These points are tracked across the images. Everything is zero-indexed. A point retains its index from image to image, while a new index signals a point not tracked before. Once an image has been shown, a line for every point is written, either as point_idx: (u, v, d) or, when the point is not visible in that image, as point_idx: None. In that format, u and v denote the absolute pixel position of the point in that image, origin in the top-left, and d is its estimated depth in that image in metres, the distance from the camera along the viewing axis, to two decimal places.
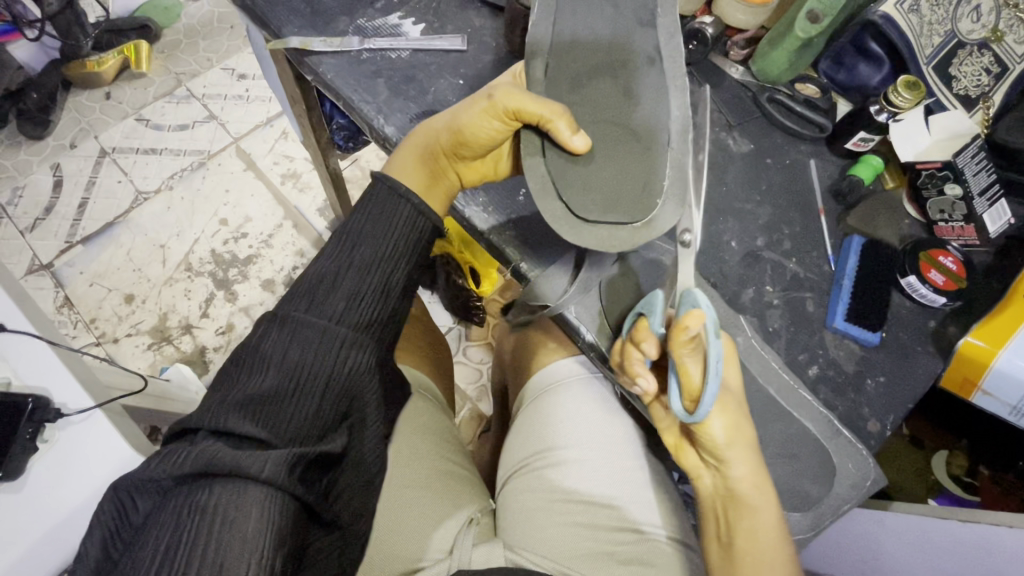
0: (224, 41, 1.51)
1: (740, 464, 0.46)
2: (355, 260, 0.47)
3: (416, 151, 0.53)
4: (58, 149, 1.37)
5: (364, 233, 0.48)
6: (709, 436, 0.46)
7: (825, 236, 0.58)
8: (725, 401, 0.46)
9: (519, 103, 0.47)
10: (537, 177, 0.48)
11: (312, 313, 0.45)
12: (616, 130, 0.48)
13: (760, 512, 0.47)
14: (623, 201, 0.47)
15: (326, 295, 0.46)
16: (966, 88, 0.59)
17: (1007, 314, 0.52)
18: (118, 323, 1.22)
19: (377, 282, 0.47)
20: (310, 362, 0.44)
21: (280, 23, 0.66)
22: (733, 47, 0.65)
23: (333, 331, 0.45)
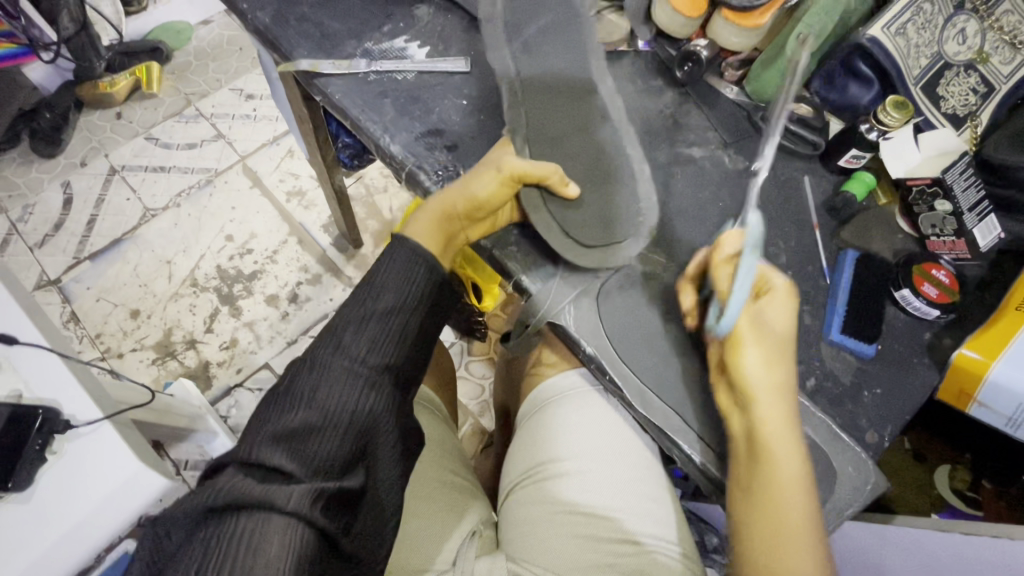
0: (234, 63, 1.55)
1: (772, 403, 0.46)
2: (378, 305, 0.49)
3: (432, 220, 0.54)
4: (69, 167, 1.40)
5: (386, 277, 0.50)
6: (743, 365, 0.47)
7: (819, 251, 0.60)
8: (763, 338, 0.48)
9: (525, 170, 0.52)
10: (545, 224, 0.54)
11: (338, 355, 0.47)
12: (593, 173, 0.56)
13: (783, 459, 0.45)
14: (612, 229, 0.55)
15: (351, 337, 0.48)
16: (954, 107, 0.61)
17: (1002, 326, 0.54)
18: (123, 338, 1.23)
19: (396, 325, 0.49)
20: (336, 402, 0.46)
21: (290, 46, 0.68)
22: (728, 67, 0.67)
23: (359, 374, 0.47)
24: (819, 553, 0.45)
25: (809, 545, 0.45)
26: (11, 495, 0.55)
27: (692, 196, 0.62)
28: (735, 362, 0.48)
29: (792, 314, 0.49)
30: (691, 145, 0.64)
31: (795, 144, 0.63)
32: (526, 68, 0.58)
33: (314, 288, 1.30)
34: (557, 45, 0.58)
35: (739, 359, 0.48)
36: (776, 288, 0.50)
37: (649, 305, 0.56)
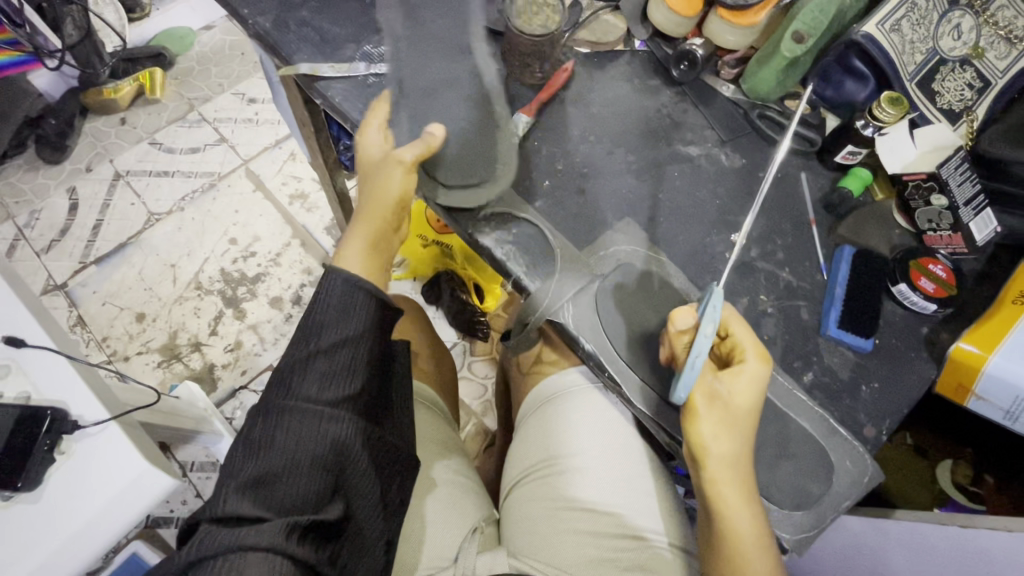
0: (236, 67, 1.57)
1: (727, 470, 0.48)
2: (322, 345, 0.50)
3: (360, 244, 0.59)
4: (74, 173, 1.42)
5: (327, 319, 0.51)
6: (698, 433, 0.49)
7: (817, 247, 0.60)
8: (716, 408, 0.49)
9: (414, 152, 0.58)
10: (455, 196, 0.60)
11: (291, 399, 0.49)
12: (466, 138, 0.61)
13: (733, 516, 0.48)
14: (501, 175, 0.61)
15: (300, 380, 0.49)
16: (950, 102, 0.62)
17: (1000, 318, 0.53)
18: (129, 341, 1.25)
19: (348, 357, 0.51)
20: (294, 448, 0.47)
21: (291, 50, 0.69)
22: (724, 66, 0.67)
23: (316, 413, 0.49)
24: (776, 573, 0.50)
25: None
26: (20, 495, 0.56)
27: (689, 193, 0.62)
28: (689, 434, 0.50)
29: (758, 387, 0.49)
30: (688, 143, 0.65)
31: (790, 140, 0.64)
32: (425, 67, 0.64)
33: None
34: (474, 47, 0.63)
35: (692, 431, 0.50)
36: (747, 361, 0.49)
37: (647, 301, 0.56)
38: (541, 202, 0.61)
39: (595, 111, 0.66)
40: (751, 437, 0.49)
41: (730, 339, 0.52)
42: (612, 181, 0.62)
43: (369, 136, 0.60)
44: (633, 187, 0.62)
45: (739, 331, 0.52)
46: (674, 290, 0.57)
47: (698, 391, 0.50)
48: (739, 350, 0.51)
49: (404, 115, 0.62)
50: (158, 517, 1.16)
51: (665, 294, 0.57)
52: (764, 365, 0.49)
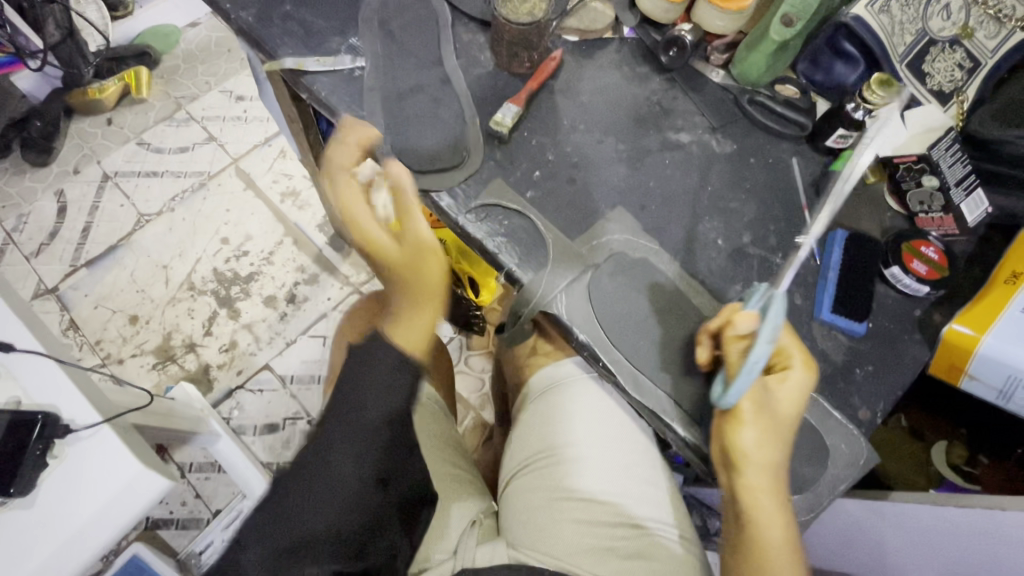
0: (222, 64, 1.55)
1: (761, 478, 0.49)
2: (363, 418, 0.52)
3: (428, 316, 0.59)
4: (61, 175, 1.40)
5: (369, 391, 0.53)
6: (740, 444, 0.49)
7: (809, 232, 0.60)
8: (760, 417, 0.49)
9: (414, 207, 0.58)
10: (437, 181, 0.60)
11: (330, 467, 0.51)
12: (433, 122, 0.63)
13: (765, 528, 0.49)
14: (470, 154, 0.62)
15: (341, 452, 0.51)
16: (940, 84, 0.61)
17: (991, 297, 0.54)
18: (123, 344, 1.24)
19: (384, 436, 0.53)
20: (338, 486, 0.51)
21: (275, 44, 0.68)
22: (713, 51, 0.67)
23: (362, 453, 0.52)
24: None
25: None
26: (13, 501, 0.55)
27: (680, 181, 0.62)
28: (728, 439, 0.50)
29: (802, 397, 0.50)
30: (679, 130, 0.64)
31: (781, 126, 0.64)
32: (392, 62, 0.66)
33: (311, 288, 1.31)
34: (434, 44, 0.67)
35: (731, 437, 0.50)
36: (793, 369, 0.51)
37: (640, 290, 0.56)
38: (532, 193, 0.61)
39: (584, 100, 0.65)
40: (784, 448, 0.50)
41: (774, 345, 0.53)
42: (603, 170, 0.62)
43: (358, 217, 0.59)
44: (624, 176, 0.62)
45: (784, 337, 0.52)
46: (666, 278, 0.57)
47: (748, 399, 0.49)
48: (783, 356, 0.52)
49: (376, 109, 0.64)
50: (158, 519, 1.16)
51: (659, 282, 0.57)
52: (808, 374, 0.51)
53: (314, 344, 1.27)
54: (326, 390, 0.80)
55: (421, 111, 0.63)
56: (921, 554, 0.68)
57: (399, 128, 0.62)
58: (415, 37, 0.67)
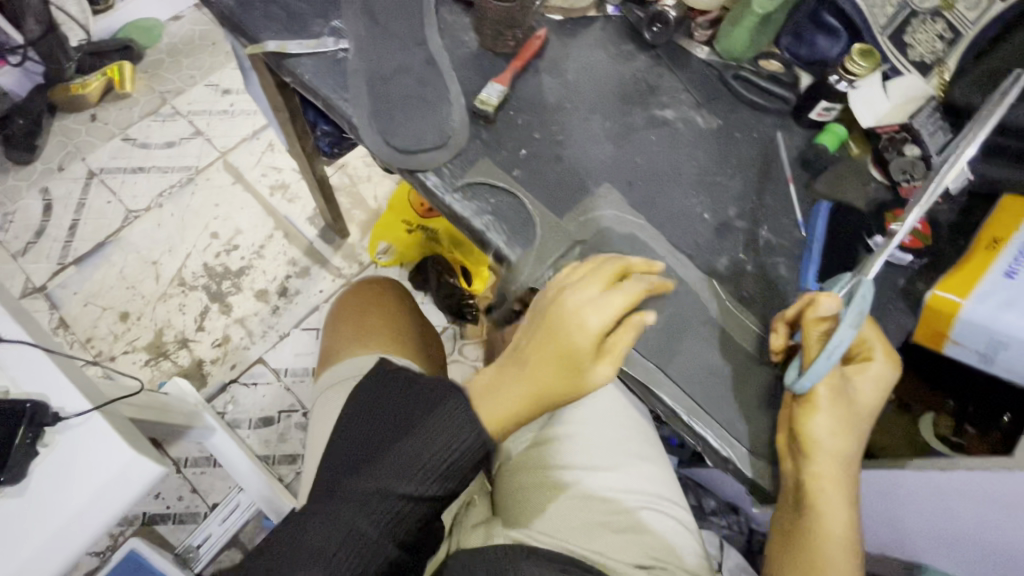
0: (207, 58, 1.53)
1: (830, 465, 0.49)
2: (432, 444, 0.52)
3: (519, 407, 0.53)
4: (46, 173, 1.39)
5: (447, 421, 0.53)
6: (812, 432, 0.48)
7: (794, 204, 0.60)
8: (840, 402, 0.49)
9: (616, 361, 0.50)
10: (423, 164, 0.60)
11: (392, 473, 0.52)
12: (418, 103, 0.63)
13: (832, 520, 0.50)
14: (455, 132, 0.61)
15: (403, 463, 0.52)
16: (922, 54, 0.61)
17: (974, 262, 0.54)
18: (115, 341, 1.23)
19: (444, 464, 0.52)
20: (373, 524, 0.51)
21: (257, 29, 0.68)
22: (697, 28, 0.66)
23: (412, 475, 0.52)
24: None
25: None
26: (5, 490, 0.56)
27: (666, 157, 0.62)
28: (801, 424, 0.49)
29: (881, 388, 0.50)
30: (664, 107, 0.64)
31: (766, 100, 0.64)
32: (376, 44, 0.65)
33: (303, 281, 1.30)
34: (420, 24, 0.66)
35: (804, 419, 0.49)
36: (875, 356, 0.50)
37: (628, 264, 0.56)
38: (519, 171, 0.61)
39: (570, 79, 0.65)
40: (855, 440, 0.50)
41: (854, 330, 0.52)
42: (589, 148, 0.62)
43: (585, 298, 0.50)
44: (611, 153, 0.62)
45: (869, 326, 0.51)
46: (654, 251, 0.57)
47: (825, 386, 0.48)
48: (865, 343, 0.51)
49: (361, 92, 0.63)
50: (154, 514, 1.16)
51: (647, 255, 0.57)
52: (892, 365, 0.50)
53: (307, 337, 1.26)
54: (317, 375, 0.79)
55: (406, 92, 0.63)
56: (910, 518, 0.69)
57: (384, 109, 0.62)
58: (398, 18, 0.67)
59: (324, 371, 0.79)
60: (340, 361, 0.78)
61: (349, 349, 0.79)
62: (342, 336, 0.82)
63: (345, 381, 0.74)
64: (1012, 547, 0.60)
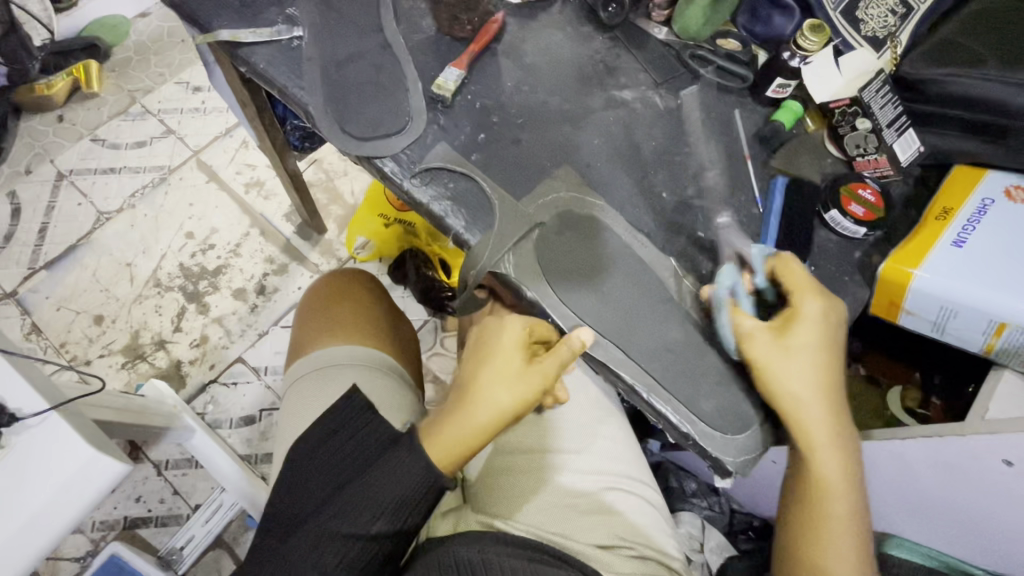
0: (177, 55, 1.50)
1: (812, 416, 0.52)
2: (386, 485, 0.55)
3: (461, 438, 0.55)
4: (13, 176, 1.36)
5: (400, 463, 0.55)
6: (771, 371, 0.52)
7: (752, 181, 0.61)
8: (797, 354, 0.52)
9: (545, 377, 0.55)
10: (381, 150, 0.60)
11: (350, 512, 0.55)
12: (374, 89, 0.62)
13: (824, 465, 0.53)
14: (412, 117, 0.61)
15: (361, 502, 0.55)
16: (873, 29, 0.62)
17: (924, 232, 0.56)
18: (89, 345, 1.21)
19: (398, 502, 0.55)
20: (331, 558, 0.54)
21: (210, 17, 0.66)
22: (655, 8, 0.66)
23: (368, 514, 0.55)
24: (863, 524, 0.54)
25: (852, 551, 0.53)
26: None
27: (625, 138, 0.62)
28: (766, 386, 0.52)
29: (822, 325, 0.52)
30: (623, 88, 0.64)
31: (724, 78, 0.64)
32: (332, 30, 0.64)
33: (281, 279, 1.29)
34: (376, 10, 0.65)
35: (768, 378, 0.52)
36: (805, 311, 0.52)
37: (586, 243, 0.56)
38: (478, 155, 0.60)
39: (528, 62, 0.65)
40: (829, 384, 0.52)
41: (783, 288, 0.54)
42: (548, 131, 0.62)
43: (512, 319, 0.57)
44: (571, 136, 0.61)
45: (787, 275, 0.54)
46: (613, 230, 0.57)
47: (750, 341, 0.53)
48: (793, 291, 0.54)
49: (317, 79, 0.62)
50: (136, 518, 1.15)
51: (606, 234, 0.57)
52: (822, 303, 0.52)
53: (286, 335, 1.25)
54: (287, 368, 0.78)
55: (362, 79, 0.62)
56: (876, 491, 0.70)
57: (340, 96, 0.62)
58: (354, 5, 0.66)
59: (294, 363, 0.78)
60: (309, 353, 0.77)
61: (319, 341, 0.78)
62: (313, 328, 0.81)
63: (315, 372, 0.74)
64: (973, 513, 0.62)
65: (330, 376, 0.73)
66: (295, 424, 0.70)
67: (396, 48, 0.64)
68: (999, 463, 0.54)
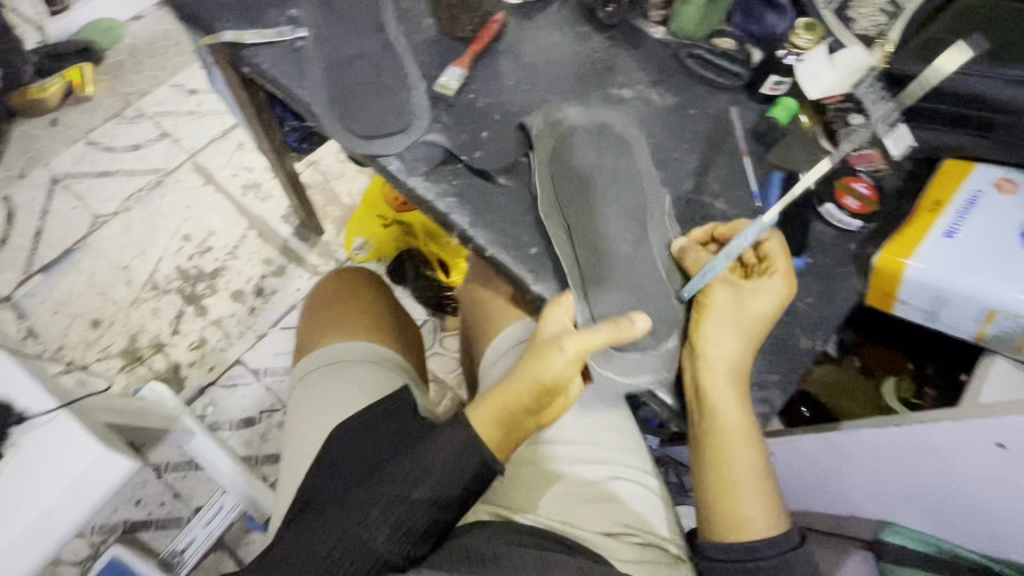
0: (171, 58, 1.50)
1: (722, 375, 0.52)
2: (433, 451, 0.56)
3: (497, 412, 0.58)
4: (7, 180, 1.35)
5: (450, 434, 0.57)
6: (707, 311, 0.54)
7: (749, 176, 0.62)
8: (739, 309, 0.54)
9: (578, 346, 0.53)
10: (387, 147, 0.61)
11: (397, 478, 0.56)
12: (378, 88, 0.63)
13: (725, 410, 0.53)
14: (417, 114, 0.62)
15: (409, 469, 0.56)
16: (863, 28, 0.65)
17: (914, 226, 0.58)
18: (86, 348, 1.21)
19: (445, 466, 0.55)
20: (377, 519, 0.54)
21: (212, 19, 0.67)
22: (651, 8, 0.68)
23: (416, 478, 0.55)
24: (767, 489, 0.55)
25: (759, 502, 0.54)
26: None
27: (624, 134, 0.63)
28: (698, 338, 0.53)
29: (775, 302, 0.54)
30: (621, 86, 0.66)
31: (720, 75, 0.66)
32: (334, 30, 0.65)
33: (279, 280, 1.29)
34: (377, 11, 0.66)
35: (706, 332, 0.53)
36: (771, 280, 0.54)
37: (604, 211, 0.57)
38: (481, 153, 0.62)
39: (527, 61, 0.66)
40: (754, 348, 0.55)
41: (766, 257, 0.56)
42: None
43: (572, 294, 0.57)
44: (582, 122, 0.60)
45: (776, 255, 0.55)
46: (599, 198, 0.57)
47: (715, 288, 0.54)
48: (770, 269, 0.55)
49: (321, 79, 0.63)
50: (136, 521, 1.15)
51: (594, 202, 0.57)
52: (788, 286, 0.54)
53: (285, 336, 1.25)
54: (292, 366, 0.79)
55: (363, 78, 0.63)
56: (870, 478, 0.71)
57: (344, 95, 0.62)
58: (355, 6, 0.66)
59: (299, 360, 0.79)
60: (315, 350, 0.78)
61: (324, 339, 0.79)
62: (318, 326, 0.82)
63: (321, 368, 0.75)
64: (963, 495, 0.63)
65: (335, 372, 0.73)
66: (303, 420, 0.70)
67: (396, 48, 0.65)
68: (993, 447, 0.56)
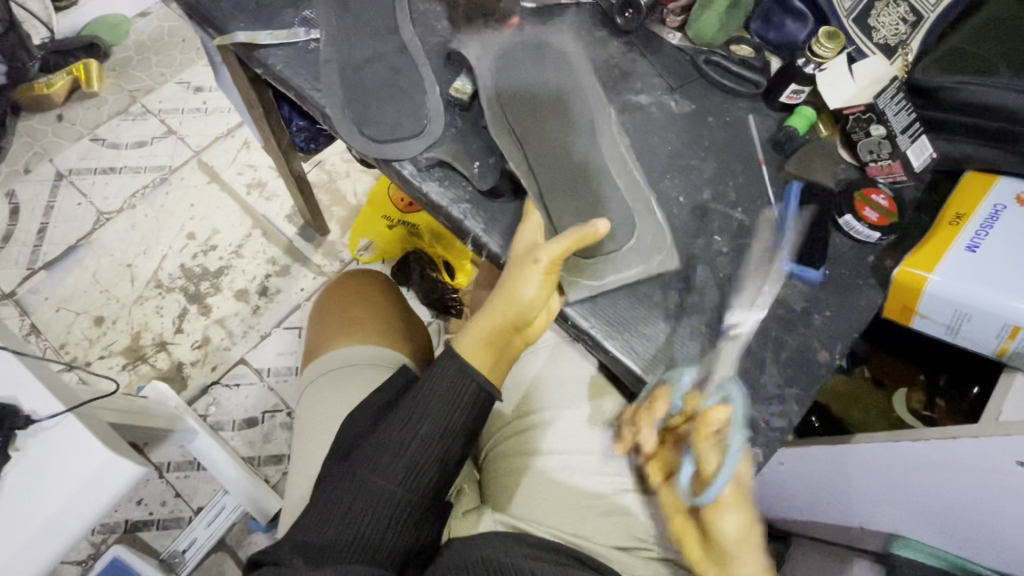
0: (177, 55, 1.49)
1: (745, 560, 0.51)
2: (427, 389, 0.56)
3: (479, 336, 0.55)
4: (11, 175, 1.35)
5: (440, 368, 0.56)
6: (722, 516, 0.51)
7: (768, 185, 0.62)
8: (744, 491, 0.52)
9: (553, 252, 0.51)
10: (403, 153, 0.60)
11: (399, 422, 0.56)
12: (393, 92, 0.62)
13: None
14: (433, 119, 0.61)
15: (407, 412, 0.56)
16: (885, 37, 0.63)
17: (933, 241, 0.57)
18: (89, 346, 1.20)
19: (445, 402, 0.55)
20: (389, 464, 0.54)
21: (225, 19, 0.66)
22: (668, 14, 0.67)
23: (418, 419, 0.55)
24: None
25: None
26: None
27: (641, 140, 0.63)
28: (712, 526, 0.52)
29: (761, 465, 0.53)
30: (638, 92, 0.65)
31: (737, 83, 0.65)
32: (350, 33, 0.64)
33: (283, 280, 1.28)
34: (393, 14, 0.66)
35: (719, 525, 0.51)
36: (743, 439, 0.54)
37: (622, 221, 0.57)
38: (496, 159, 0.61)
39: None
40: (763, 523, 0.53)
41: None
42: None
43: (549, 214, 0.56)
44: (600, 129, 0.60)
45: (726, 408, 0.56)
46: (589, 157, 0.59)
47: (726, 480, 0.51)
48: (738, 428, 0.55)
49: (335, 82, 0.62)
50: (137, 521, 1.14)
51: (603, 198, 0.57)
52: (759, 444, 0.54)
53: (289, 336, 1.24)
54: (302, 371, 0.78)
55: (378, 81, 0.62)
56: (882, 492, 0.71)
57: (360, 98, 0.62)
58: (371, 8, 0.66)
59: (308, 365, 0.78)
60: (324, 355, 0.77)
61: (333, 343, 0.78)
62: (327, 330, 0.81)
63: (331, 373, 0.74)
64: (978, 511, 0.63)
65: (345, 376, 0.73)
66: (313, 423, 0.70)
67: (413, 51, 0.64)
68: (1013, 465, 0.55)
